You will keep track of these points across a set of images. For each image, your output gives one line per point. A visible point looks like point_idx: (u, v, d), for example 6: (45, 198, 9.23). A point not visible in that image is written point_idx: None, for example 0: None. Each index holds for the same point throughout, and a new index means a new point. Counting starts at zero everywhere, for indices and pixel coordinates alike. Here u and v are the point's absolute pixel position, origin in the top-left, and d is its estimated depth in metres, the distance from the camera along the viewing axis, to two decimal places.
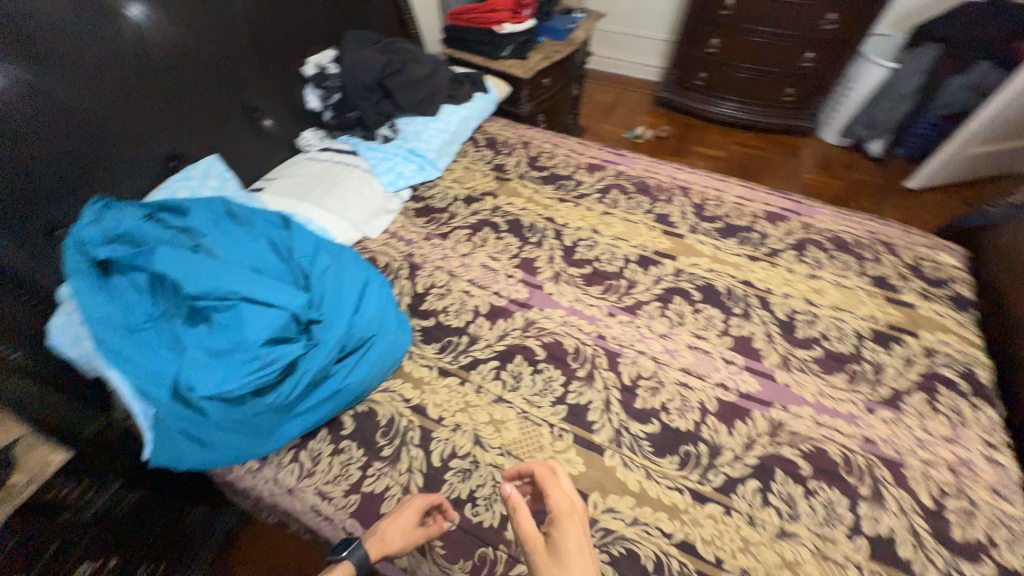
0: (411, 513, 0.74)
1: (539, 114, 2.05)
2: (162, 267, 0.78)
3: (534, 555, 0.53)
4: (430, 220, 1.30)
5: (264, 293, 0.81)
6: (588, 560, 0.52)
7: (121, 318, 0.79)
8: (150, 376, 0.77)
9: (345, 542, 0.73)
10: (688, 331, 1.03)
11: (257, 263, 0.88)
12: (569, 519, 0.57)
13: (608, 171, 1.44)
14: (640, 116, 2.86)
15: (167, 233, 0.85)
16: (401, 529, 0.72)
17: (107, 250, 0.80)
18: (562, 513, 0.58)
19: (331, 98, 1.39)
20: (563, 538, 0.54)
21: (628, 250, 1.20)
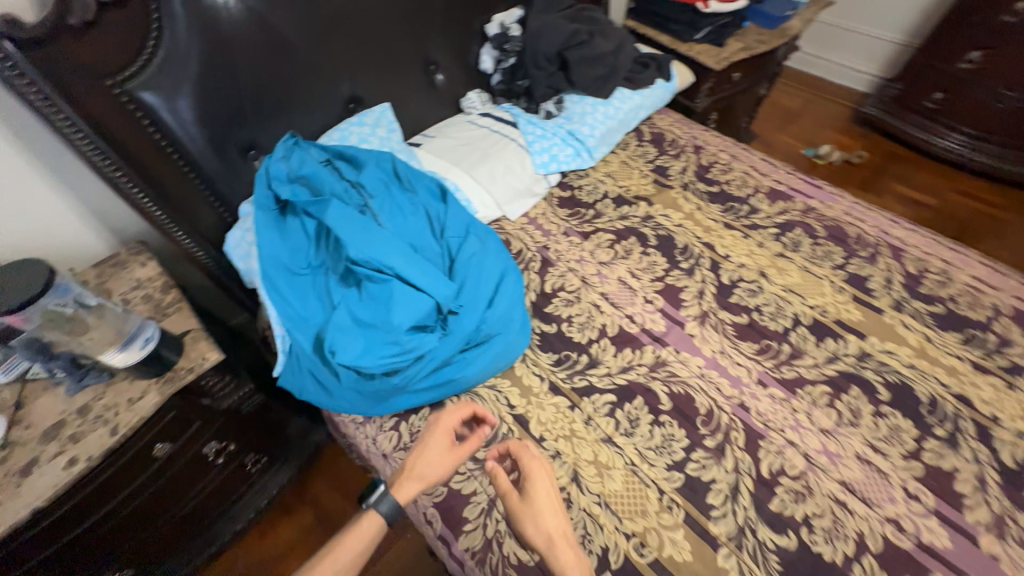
0: (439, 439, 0.74)
1: (715, 111, 1.78)
2: (334, 225, 0.82)
3: (512, 510, 0.66)
4: (573, 214, 1.20)
5: (416, 276, 0.81)
6: (554, 503, 0.67)
7: (289, 258, 0.87)
8: (300, 319, 0.84)
9: (374, 486, 0.72)
10: (862, 437, 0.81)
11: (415, 240, 0.91)
12: (539, 473, 0.69)
13: (795, 204, 1.19)
14: (831, 132, 2.38)
15: (342, 188, 0.90)
16: (435, 465, 0.73)
17: (289, 191, 0.87)
18: (534, 476, 0.68)
19: (505, 62, 1.32)
20: (534, 492, 0.67)
21: (801, 310, 0.98)
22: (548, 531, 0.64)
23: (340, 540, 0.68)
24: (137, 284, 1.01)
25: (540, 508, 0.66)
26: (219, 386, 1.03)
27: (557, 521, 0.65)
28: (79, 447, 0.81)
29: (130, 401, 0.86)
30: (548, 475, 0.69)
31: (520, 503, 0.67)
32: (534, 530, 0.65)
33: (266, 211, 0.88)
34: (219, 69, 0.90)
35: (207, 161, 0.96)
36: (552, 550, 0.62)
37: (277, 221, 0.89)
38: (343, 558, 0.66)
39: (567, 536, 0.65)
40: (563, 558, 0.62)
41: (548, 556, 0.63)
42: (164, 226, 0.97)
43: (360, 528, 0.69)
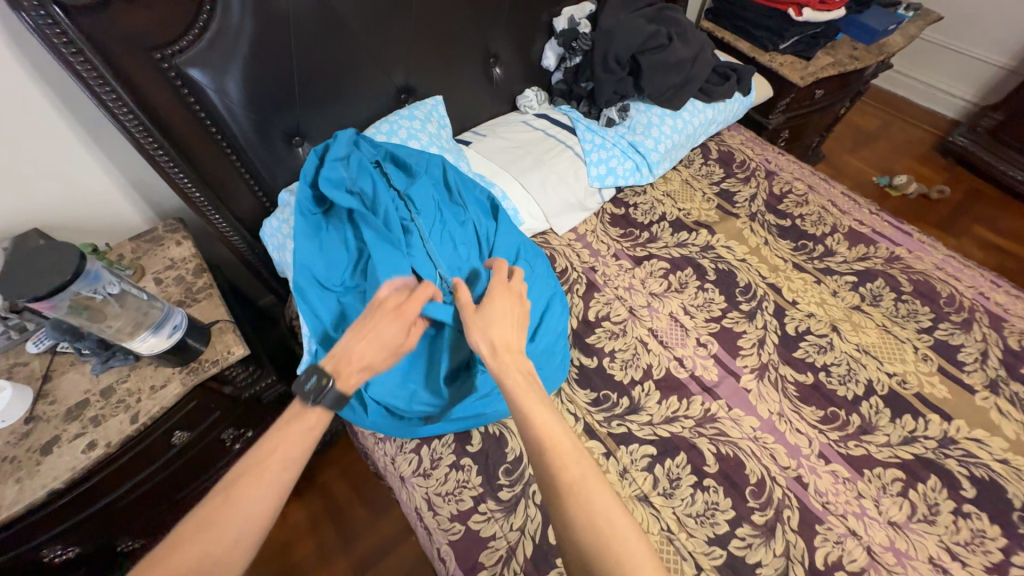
0: (387, 322, 0.64)
1: (787, 129, 1.63)
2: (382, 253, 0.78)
3: (464, 316, 0.66)
4: (625, 234, 1.11)
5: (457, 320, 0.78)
6: (507, 319, 0.66)
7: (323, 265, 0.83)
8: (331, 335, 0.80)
9: (311, 376, 0.58)
10: (938, 539, 0.71)
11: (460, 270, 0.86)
12: (501, 293, 0.68)
13: (878, 250, 1.06)
14: (910, 160, 2.16)
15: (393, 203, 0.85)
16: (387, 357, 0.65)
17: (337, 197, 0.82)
18: (495, 297, 0.68)
19: (570, 61, 1.23)
20: (490, 306, 0.66)
21: (876, 375, 0.87)
22: (496, 339, 0.63)
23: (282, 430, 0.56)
24: (171, 263, 0.98)
25: (492, 319, 0.65)
26: (242, 375, 1.00)
27: (504, 332, 0.64)
28: (99, 432, 0.79)
29: (153, 388, 0.83)
30: (516, 302, 0.68)
31: (473, 314, 0.66)
32: (480, 335, 0.63)
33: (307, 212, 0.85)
34: (272, 49, 0.84)
35: (252, 145, 0.92)
36: (496, 354, 0.61)
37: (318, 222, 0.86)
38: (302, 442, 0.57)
39: (515, 348, 0.64)
40: (506, 360, 0.61)
41: (491, 360, 0.61)
42: (205, 211, 0.94)
43: (303, 420, 0.57)
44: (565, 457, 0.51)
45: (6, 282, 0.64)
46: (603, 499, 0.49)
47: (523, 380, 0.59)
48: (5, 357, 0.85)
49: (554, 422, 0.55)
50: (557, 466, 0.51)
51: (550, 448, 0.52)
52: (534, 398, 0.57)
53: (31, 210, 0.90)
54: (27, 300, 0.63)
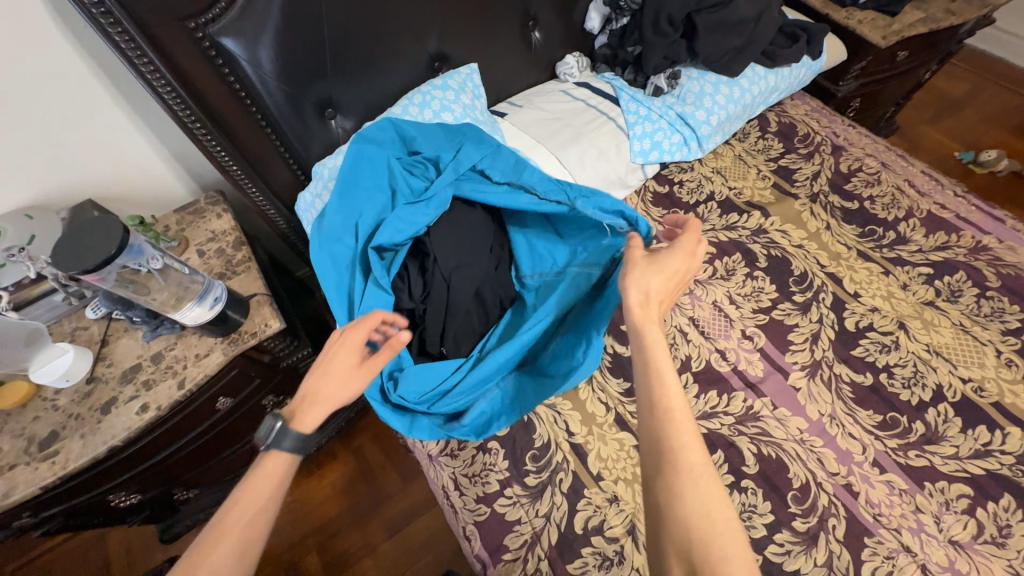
0: (345, 356, 0.64)
1: (859, 98, 1.45)
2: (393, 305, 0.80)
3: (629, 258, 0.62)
4: (668, 215, 1.03)
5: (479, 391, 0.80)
6: (673, 278, 0.60)
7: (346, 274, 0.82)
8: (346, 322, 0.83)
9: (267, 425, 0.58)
10: (1006, 563, 0.65)
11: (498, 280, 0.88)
12: (682, 253, 0.62)
13: (961, 239, 0.94)
14: (1002, 132, 1.90)
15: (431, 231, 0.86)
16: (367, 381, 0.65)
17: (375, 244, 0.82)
18: (674, 253, 0.62)
19: (615, 23, 1.13)
20: (665, 258, 0.61)
21: (947, 380, 0.79)
22: (646, 285, 0.59)
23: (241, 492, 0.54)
24: (212, 236, 1.01)
25: (656, 270, 0.60)
26: (280, 346, 1.02)
27: (662, 289, 0.59)
28: (151, 395, 0.83)
29: (197, 356, 0.87)
30: (685, 267, 0.61)
31: (643, 259, 0.62)
32: (635, 281, 0.59)
33: (340, 209, 0.83)
34: (304, 15, 0.81)
35: (284, 116, 0.90)
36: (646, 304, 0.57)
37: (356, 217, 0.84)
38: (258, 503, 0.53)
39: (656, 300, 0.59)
40: (653, 316, 0.57)
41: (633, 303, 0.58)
42: (242, 185, 0.95)
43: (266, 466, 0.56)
44: (684, 429, 0.48)
45: (60, 255, 0.67)
46: (689, 469, 0.46)
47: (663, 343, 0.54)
48: (68, 321, 0.91)
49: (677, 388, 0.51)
50: (675, 430, 0.48)
51: (671, 415, 0.49)
52: (668, 361, 0.53)
53: (81, 180, 0.93)
54: (81, 272, 0.66)
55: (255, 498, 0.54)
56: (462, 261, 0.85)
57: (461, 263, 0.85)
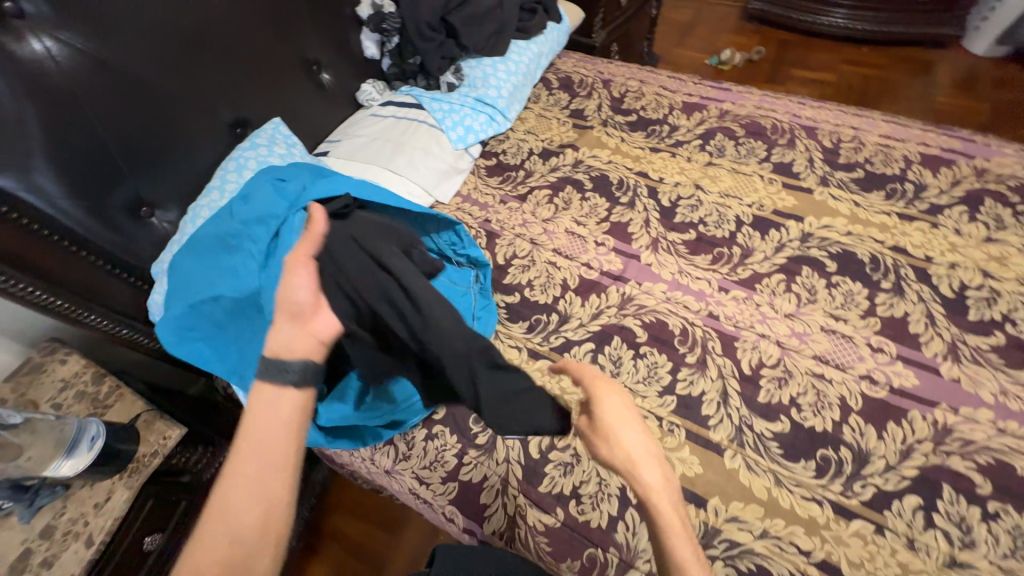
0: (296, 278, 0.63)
1: (615, 43, 1.76)
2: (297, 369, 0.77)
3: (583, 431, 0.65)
4: (504, 179, 1.17)
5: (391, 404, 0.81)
6: (638, 428, 0.62)
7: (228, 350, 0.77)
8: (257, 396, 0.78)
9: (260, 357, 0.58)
10: (821, 310, 0.86)
11: None
12: (609, 395, 0.64)
13: (710, 111, 1.21)
14: (727, 35, 2.42)
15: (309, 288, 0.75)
16: (303, 278, 0.63)
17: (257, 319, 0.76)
18: (602, 397, 0.64)
19: (389, 44, 1.25)
20: (603, 411, 0.63)
21: (740, 210, 1.01)
22: (629, 449, 0.60)
23: (255, 407, 0.56)
24: (64, 384, 0.91)
25: (612, 427, 0.61)
26: (194, 459, 0.95)
27: (639, 441, 0.60)
28: (55, 571, 0.72)
29: (97, 505, 0.78)
30: (621, 393, 0.64)
31: (591, 424, 0.64)
32: (609, 451, 0.61)
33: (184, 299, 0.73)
34: (70, 125, 0.80)
35: (93, 232, 0.85)
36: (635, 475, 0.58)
37: (209, 299, 0.73)
38: (278, 413, 0.56)
39: (653, 460, 0.59)
40: (647, 482, 0.58)
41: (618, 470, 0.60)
42: (76, 316, 0.85)
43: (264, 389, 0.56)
44: None
45: None
46: None
47: (672, 507, 0.57)
48: None
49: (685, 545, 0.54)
50: None
51: None
52: (682, 534, 0.55)
53: None
54: None
55: (272, 412, 0.56)
56: (445, 357, 0.66)
57: (454, 377, 0.67)
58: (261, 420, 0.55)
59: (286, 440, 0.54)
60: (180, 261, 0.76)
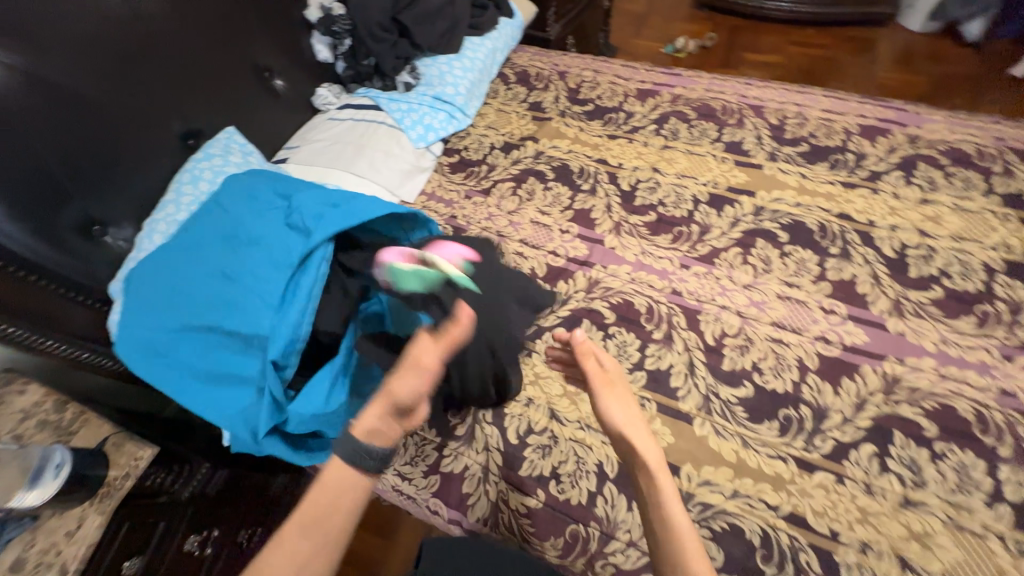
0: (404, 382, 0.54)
1: (570, 36, 1.79)
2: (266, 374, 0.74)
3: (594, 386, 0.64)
4: (467, 175, 1.18)
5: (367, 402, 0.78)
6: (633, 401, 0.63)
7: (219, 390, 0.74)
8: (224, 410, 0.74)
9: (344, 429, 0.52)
10: (776, 279, 0.90)
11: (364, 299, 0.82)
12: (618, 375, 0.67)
13: (663, 97, 1.24)
14: (680, 23, 2.48)
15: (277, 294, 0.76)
16: (410, 381, 0.54)
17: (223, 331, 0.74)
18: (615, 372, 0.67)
19: (342, 46, 1.23)
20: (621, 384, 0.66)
21: (697, 190, 1.05)
22: (629, 413, 0.61)
23: (328, 475, 0.51)
24: (23, 414, 0.87)
25: (625, 397, 0.63)
26: (170, 479, 0.92)
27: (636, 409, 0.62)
28: None
29: (69, 534, 0.76)
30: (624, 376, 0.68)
31: (604, 385, 0.64)
32: (623, 413, 0.61)
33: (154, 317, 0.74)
34: (6, 146, 0.77)
35: (42, 255, 0.82)
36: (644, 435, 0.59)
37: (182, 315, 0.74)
38: (346, 498, 0.51)
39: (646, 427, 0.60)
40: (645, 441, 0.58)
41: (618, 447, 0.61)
42: (32, 343, 0.81)
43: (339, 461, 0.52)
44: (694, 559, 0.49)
45: None
46: None
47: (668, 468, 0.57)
48: None
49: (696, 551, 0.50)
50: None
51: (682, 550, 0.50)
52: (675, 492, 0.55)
53: None
54: None
55: (344, 490, 0.51)
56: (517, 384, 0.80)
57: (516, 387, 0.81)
58: (328, 493, 0.50)
59: (345, 517, 0.50)
60: (148, 280, 0.76)
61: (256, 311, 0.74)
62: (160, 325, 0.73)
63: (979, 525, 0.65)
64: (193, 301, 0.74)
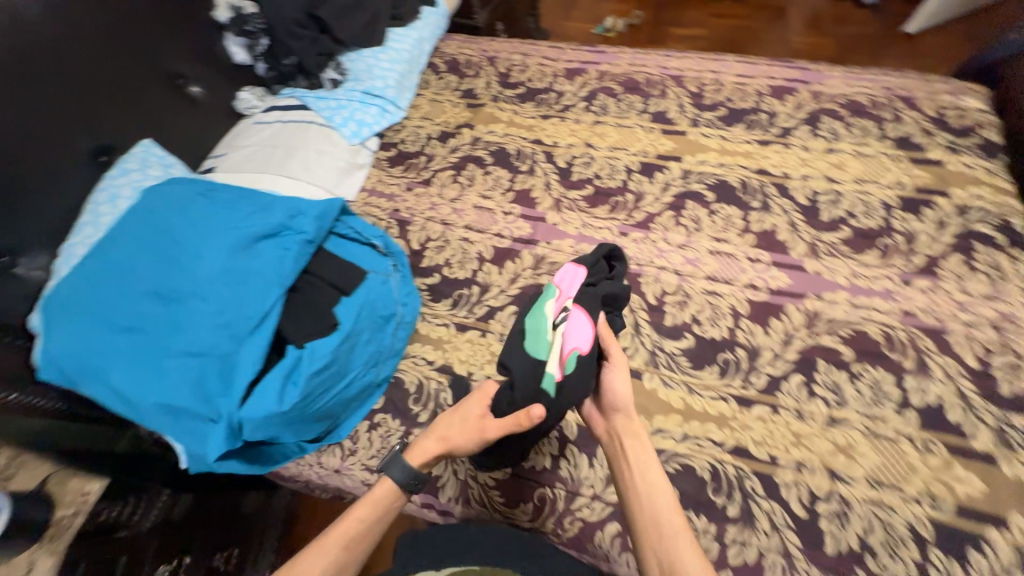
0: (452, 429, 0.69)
1: (499, 21, 1.79)
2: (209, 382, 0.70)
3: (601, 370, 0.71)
4: (406, 167, 1.18)
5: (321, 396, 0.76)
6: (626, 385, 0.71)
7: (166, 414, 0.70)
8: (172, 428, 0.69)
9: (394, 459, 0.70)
10: (707, 236, 0.96)
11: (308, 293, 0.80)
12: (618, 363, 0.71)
13: (591, 74, 1.28)
14: (608, 3, 2.53)
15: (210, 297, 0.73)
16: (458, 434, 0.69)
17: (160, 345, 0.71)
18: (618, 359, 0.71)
19: (258, 46, 1.19)
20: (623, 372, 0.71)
21: (629, 160, 1.10)
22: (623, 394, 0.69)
23: (373, 493, 0.69)
24: None
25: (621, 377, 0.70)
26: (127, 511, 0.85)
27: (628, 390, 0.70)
28: None
29: None
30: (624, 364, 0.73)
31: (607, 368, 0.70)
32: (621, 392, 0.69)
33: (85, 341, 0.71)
34: None
35: None
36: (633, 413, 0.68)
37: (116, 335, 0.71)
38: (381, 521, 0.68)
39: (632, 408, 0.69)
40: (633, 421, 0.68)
41: (610, 416, 0.70)
42: None
43: (380, 489, 0.69)
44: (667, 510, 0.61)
45: None
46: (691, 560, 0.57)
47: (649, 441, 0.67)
48: None
49: (670, 506, 0.61)
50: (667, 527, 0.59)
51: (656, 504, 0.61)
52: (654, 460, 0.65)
53: None
54: None
55: (384, 513, 0.69)
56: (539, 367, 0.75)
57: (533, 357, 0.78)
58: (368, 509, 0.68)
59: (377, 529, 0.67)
60: (74, 305, 0.73)
61: (199, 324, 0.72)
62: (96, 352, 0.70)
63: (893, 431, 0.72)
64: (133, 324, 0.71)
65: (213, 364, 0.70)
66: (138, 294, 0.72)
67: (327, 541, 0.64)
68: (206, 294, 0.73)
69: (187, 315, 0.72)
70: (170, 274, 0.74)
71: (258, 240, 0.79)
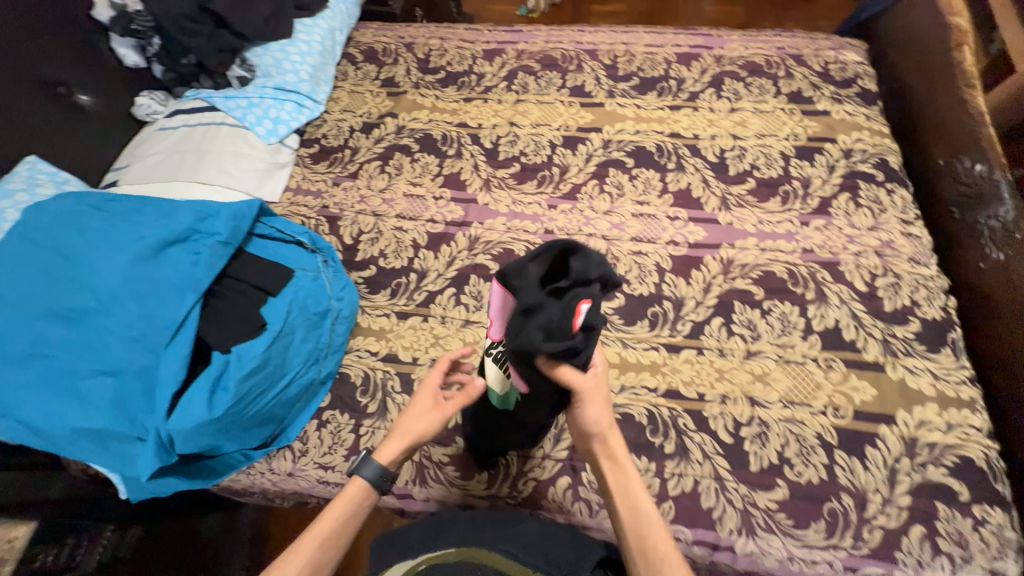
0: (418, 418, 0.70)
1: (416, 7, 1.76)
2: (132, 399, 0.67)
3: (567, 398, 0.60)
4: (331, 162, 1.15)
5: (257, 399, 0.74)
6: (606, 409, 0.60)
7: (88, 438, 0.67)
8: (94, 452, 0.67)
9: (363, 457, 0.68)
10: (629, 200, 1.01)
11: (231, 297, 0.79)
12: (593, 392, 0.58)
13: (509, 54, 1.29)
14: None
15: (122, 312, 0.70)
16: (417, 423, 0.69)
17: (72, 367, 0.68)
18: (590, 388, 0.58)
19: (151, 46, 1.12)
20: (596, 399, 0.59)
21: (552, 135, 1.13)
22: (599, 421, 0.59)
23: (345, 491, 0.67)
24: None
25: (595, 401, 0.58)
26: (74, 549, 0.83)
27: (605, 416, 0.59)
28: None
29: None
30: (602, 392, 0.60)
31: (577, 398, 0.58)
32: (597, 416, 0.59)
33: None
34: None
35: None
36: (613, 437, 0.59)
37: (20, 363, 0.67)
38: (355, 522, 0.66)
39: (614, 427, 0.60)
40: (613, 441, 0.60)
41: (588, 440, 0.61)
42: None
43: (351, 489, 0.67)
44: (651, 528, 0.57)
45: None
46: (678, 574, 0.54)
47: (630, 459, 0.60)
48: None
49: (652, 516, 0.58)
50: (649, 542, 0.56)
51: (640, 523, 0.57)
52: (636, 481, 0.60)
53: None
54: None
55: (358, 513, 0.66)
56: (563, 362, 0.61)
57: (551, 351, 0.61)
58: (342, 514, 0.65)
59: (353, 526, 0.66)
60: None
61: (113, 341, 0.69)
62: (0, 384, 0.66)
63: (800, 355, 0.81)
64: (38, 350, 0.68)
65: (131, 381, 0.68)
66: (39, 319, 0.69)
67: (301, 543, 0.62)
68: (116, 310, 0.70)
69: (97, 333, 0.69)
70: (72, 294, 0.70)
71: (168, 248, 0.76)
